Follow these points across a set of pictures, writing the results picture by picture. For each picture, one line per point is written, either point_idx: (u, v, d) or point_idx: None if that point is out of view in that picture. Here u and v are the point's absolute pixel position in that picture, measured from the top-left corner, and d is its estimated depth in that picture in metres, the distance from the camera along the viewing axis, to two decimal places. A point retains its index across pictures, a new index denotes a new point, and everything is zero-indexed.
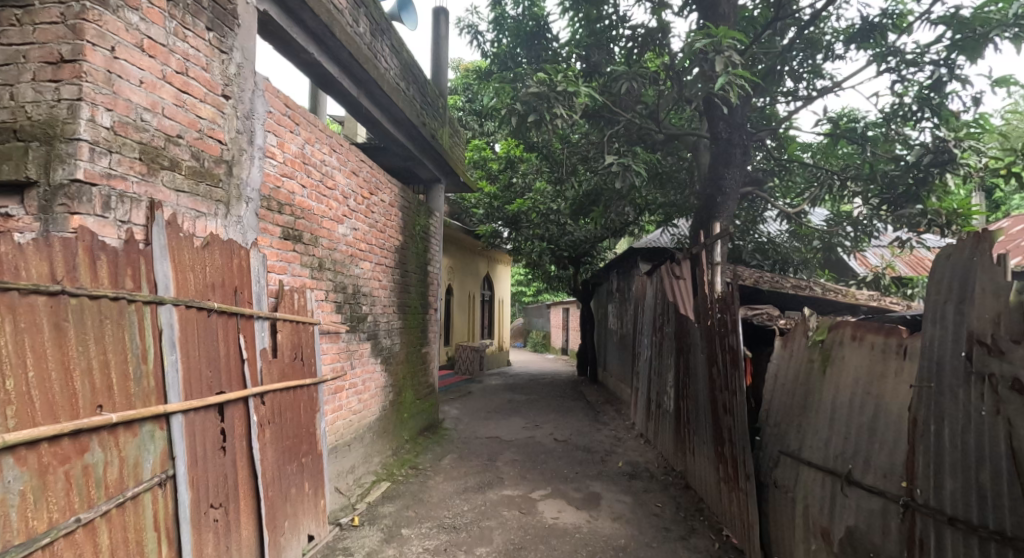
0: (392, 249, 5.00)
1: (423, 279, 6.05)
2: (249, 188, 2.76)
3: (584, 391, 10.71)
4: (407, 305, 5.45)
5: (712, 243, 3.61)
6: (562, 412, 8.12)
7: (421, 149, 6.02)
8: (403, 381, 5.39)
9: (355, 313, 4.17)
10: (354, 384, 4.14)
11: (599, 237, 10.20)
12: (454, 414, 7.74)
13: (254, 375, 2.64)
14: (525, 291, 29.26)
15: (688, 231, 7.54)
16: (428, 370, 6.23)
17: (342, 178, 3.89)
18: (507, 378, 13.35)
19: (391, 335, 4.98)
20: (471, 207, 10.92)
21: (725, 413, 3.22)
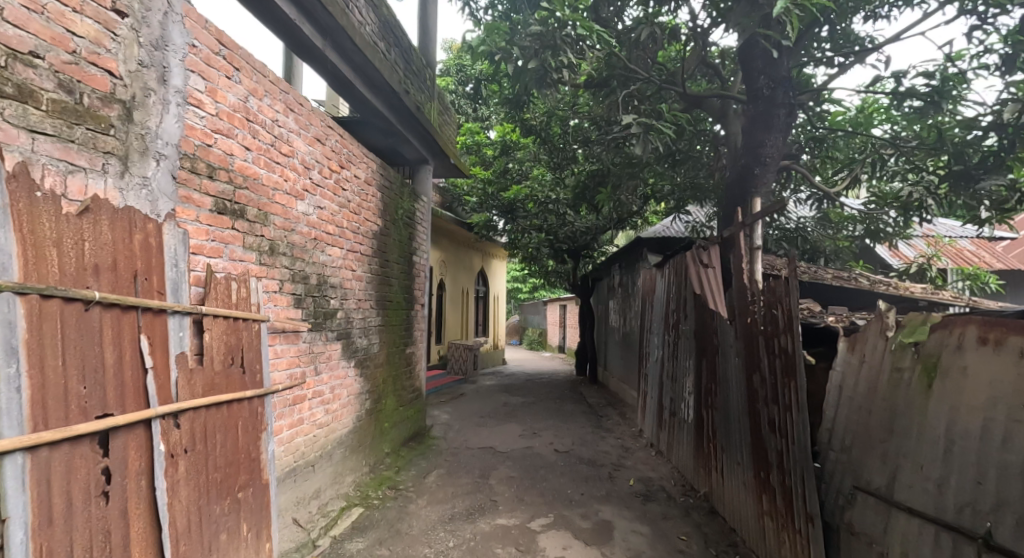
0: (369, 235, 4.34)
1: (408, 271, 5.40)
2: (160, 140, 2.08)
3: (583, 393, 10.11)
4: (388, 299, 4.80)
5: (751, 223, 2.96)
6: (562, 416, 7.50)
7: (406, 123, 5.34)
8: (384, 385, 4.75)
9: (321, 307, 3.52)
10: (320, 392, 3.50)
11: (601, 228, 9.55)
12: (445, 419, 7.11)
13: (164, 389, 1.98)
14: (521, 288, 28.59)
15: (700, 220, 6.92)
16: (414, 371, 5.59)
17: (302, 145, 3.22)
18: (502, 378, 12.71)
19: (368, 334, 4.33)
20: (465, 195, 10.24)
21: (774, 432, 2.59)
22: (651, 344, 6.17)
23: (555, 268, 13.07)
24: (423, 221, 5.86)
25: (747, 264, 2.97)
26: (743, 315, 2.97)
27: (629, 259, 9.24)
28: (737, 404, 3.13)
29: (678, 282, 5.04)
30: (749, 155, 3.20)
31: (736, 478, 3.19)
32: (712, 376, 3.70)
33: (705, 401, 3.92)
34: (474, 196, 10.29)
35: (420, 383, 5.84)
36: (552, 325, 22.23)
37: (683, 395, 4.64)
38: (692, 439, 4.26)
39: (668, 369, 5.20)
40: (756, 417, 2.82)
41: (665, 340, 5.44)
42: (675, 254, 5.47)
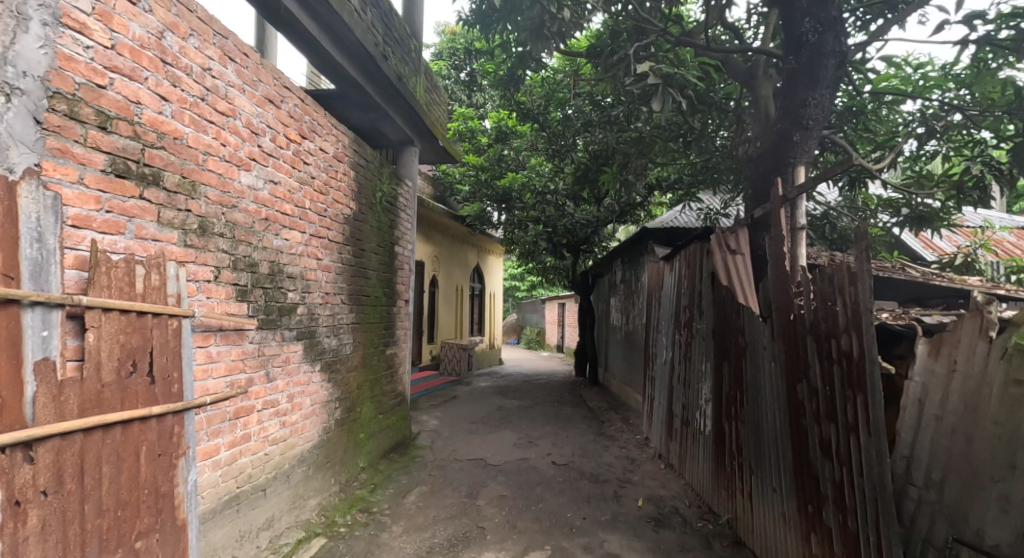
0: (339, 219, 3.79)
1: (389, 263, 4.85)
2: (13, 68, 1.52)
3: (582, 395, 9.57)
4: (364, 293, 4.25)
5: (794, 196, 2.41)
6: (560, 422, 6.97)
7: (387, 97, 4.76)
8: (359, 390, 4.19)
9: (274, 302, 2.97)
10: (272, 401, 2.95)
11: (602, 221, 9.01)
12: (433, 426, 6.58)
13: (10, 411, 1.43)
14: (519, 287, 28.05)
15: (710, 210, 6.39)
16: (397, 373, 5.05)
17: (248, 103, 2.66)
18: (497, 379, 12.18)
19: (337, 333, 3.78)
20: (457, 184, 9.74)
21: (831, 459, 2.04)
22: (658, 344, 5.64)
23: (554, 264, 12.53)
24: (407, 207, 5.31)
25: (789, 246, 2.42)
26: (784, 310, 2.41)
27: (632, 254, 8.70)
28: (773, 418, 2.58)
29: (692, 274, 4.50)
30: (787, 118, 2.66)
31: (769, 508, 2.64)
32: (737, 383, 3.16)
33: (726, 411, 3.38)
34: (467, 185, 9.74)
35: (404, 387, 5.30)
36: (550, 324, 21.70)
37: (698, 402, 4.09)
38: (710, 454, 3.72)
39: (679, 372, 4.66)
40: (802, 436, 2.27)
41: (675, 340, 4.90)
42: (686, 244, 4.94)
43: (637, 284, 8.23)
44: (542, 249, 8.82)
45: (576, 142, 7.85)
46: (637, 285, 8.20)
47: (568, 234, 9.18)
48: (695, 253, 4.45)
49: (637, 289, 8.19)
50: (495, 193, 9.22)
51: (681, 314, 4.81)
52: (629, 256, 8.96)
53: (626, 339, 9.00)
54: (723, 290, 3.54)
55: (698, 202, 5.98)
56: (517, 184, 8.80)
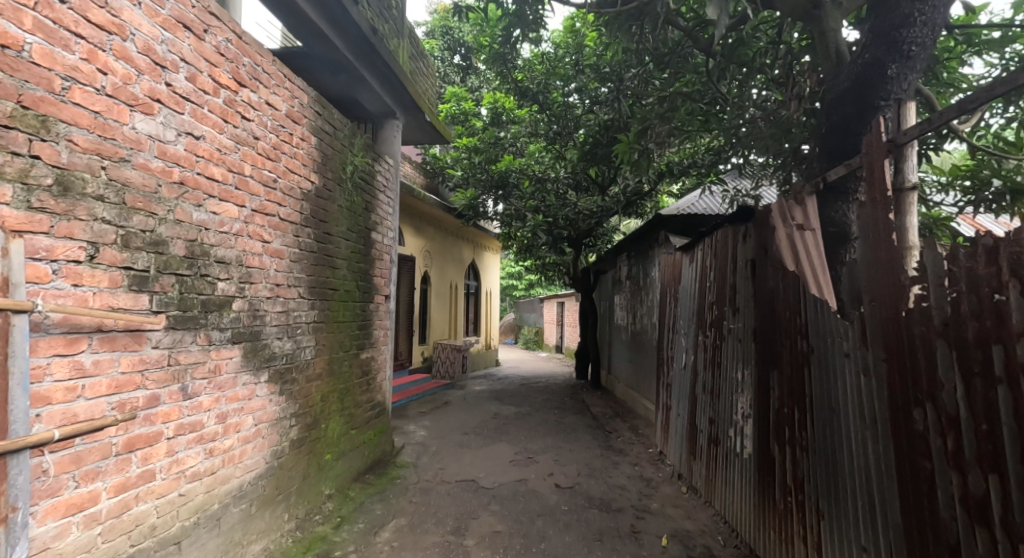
0: (296, 195, 3.10)
1: (364, 252, 4.17)
2: None
3: (585, 400, 8.92)
4: (329, 287, 3.57)
5: (904, 143, 1.71)
6: (562, 433, 6.31)
7: (359, 56, 4.02)
8: (324, 401, 3.52)
9: (196, 294, 2.27)
10: (193, 425, 2.25)
11: (609, 211, 8.31)
12: (420, 438, 5.92)
13: None
14: (517, 285, 27.36)
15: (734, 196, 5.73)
16: (374, 379, 4.37)
17: (146, 21, 1.95)
18: (493, 382, 11.53)
19: (291, 335, 3.10)
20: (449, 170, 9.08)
21: (991, 528, 1.36)
22: (676, 347, 4.98)
23: (554, 260, 11.87)
24: (386, 189, 4.63)
25: (896, 216, 1.73)
26: (888, 305, 1.72)
27: (641, 247, 8.06)
28: (863, 451, 1.90)
29: (722, 266, 3.83)
30: (878, 47, 2.07)
31: None
32: (796, 398, 2.49)
33: (777, 432, 2.71)
34: (459, 170, 9.06)
35: (384, 395, 4.62)
36: (549, 323, 21.03)
37: (732, 418, 3.42)
38: (750, 484, 3.05)
39: (706, 379, 3.98)
40: (921, 484, 1.60)
41: (700, 342, 4.23)
42: (710, 231, 4.27)
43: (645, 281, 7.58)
44: (540, 241, 8.15)
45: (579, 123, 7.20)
46: (646, 281, 7.56)
47: (569, 225, 8.51)
48: (726, 240, 3.78)
49: (646, 285, 7.55)
50: (483, 181, 8.63)
51: (707, 312, 4.14)
52: (637, 250, 8.31)
53: (633, 339, 8.36)
54: (769, 281, 2.87)
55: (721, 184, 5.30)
56: (510, 170, 8.20)
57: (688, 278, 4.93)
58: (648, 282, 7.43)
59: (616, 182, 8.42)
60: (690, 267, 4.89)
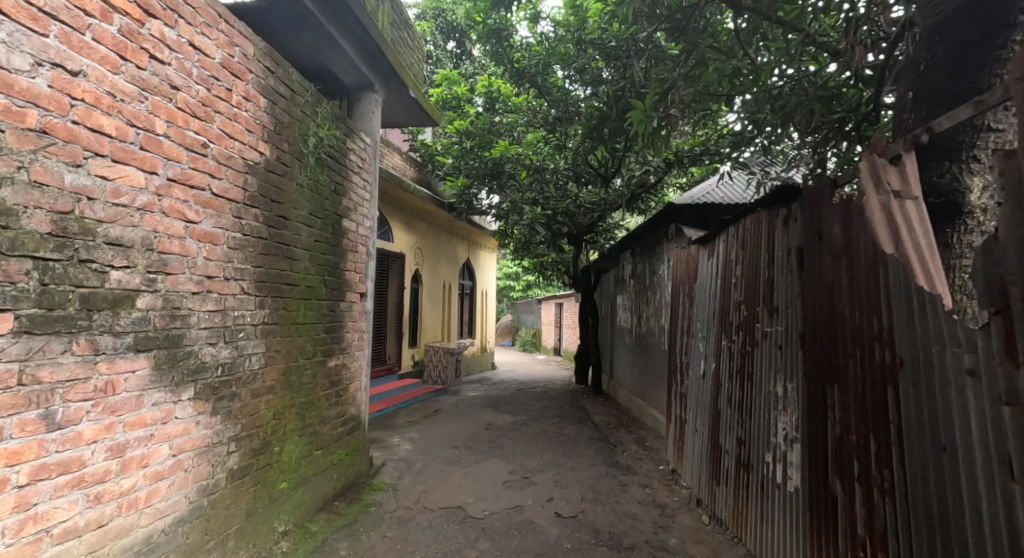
0: (237, 168, 2.52)
1: (331, 242, 3.60)
2: None
3: (586, 408, 8.35)
4: (284, 282, 3.00)
5: None
6: (561, 447, 5.74)
7: (328, 10, 3.36)
8: (277, 419, 2.94)
9: (71, 286, 1.68)
10: (66, 464, 1.66)
11: (613, 204, 7.78)
12: (404, 453, 5.34)
13: None
14: (514, 286, 26.77)
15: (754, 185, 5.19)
16: (343, 389, 3.80)
17: None
18: (489, 387, 10.96)
19: (232, 340, 2.52)
20: (440, 157, 8.48)
21: None
22: (692, 353, 4.42)
23: (552, 259, 11.32)
24: (360, 171, 4.06)
25: None
26: None
27: (647, 243, 7.52)
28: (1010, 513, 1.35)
29: (753, 260, 3.27)
30: None
31: None
32: (871, 427, 1.92)
33: (837, 466, 2.16)
34: (450, 157, 8.46)
35: (357, 407, 4.05)
36: (546, 325, 20.44)
37: (769, 440, 2.86)
38: (796, 525, 2.50)
39: (733, 392, 3.42)
40: None
41: (724, 347, 3.68)
42: (734, 220, 3.71)
43: (652, 279, 7.05)
44: (538, 236, 7.56)
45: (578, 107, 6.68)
46: (654, 280, 7.01)
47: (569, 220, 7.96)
48: (758, 229, 3.22)
49: (652, 284, 7.01)
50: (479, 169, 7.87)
51: (733, 314, 3.58)
52: (642, 246, 7.77)
53: (639, 343, 7.79)
54: (824, 274, 2.30)
55: (743, 166, 4.74)
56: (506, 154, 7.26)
57: (705, 275, 4.37)
58: (655, 280, 6.88)
59: (619, 173, 7.88)
60: (707, 263, 4.33)
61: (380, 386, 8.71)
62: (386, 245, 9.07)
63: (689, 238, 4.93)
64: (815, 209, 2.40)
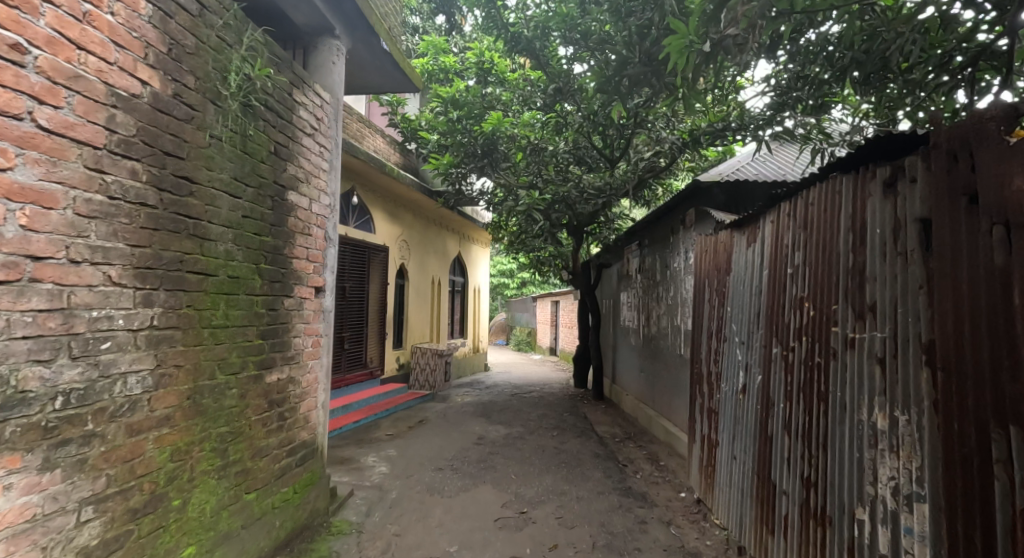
0: (94, 96, 1.69)
1: (271, 220, 2.78)
2: None
3: (587, 417, 7.61)
4: (193, 270, 2.18)
5: None
6: (563, 468, 4.97)
7: None
8: (180, 461, 2.12)
9: None
10: None
11: (616, 191, 7.08)
12: (378, 478, 4.55)
13: None
14: (508, 284, 26.00)
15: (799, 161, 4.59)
16: (287, 410, 2.99)
17: None
18: (481, 392, 10.19)
19: (87, 355, 1.69)
20: (423, 132, 7.64)
21: None
22: (728, 361, 3.65)
23: (550, 253, 10.58)
24: (314, 134, 3.24)
25: None
26: None
27: (658, 233, 6.77)
28: None
29: (826, 243, 2.49)
30: None
31: None
32: None
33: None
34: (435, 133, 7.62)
35: (309, 430, 3.25)
36: (542, 324, 19.66)
37: (860, 488, 2.09)
38: None
39: (796, 416, 2.65)
40: None
41: (778, 357, 2.90)
42: (790, 195, 2.93)
43: (666, 274, 6.30)
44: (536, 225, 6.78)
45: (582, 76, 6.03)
46: (667, 274, 6.26)
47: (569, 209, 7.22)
48: (834, 201, 2.43)
49: (667, 279, 6.25)
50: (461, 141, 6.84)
51: (791, 314, 2.80)
52: (652, 237, 7.03)
53: (649, 346, 7.03)
54: (983, 255, 1.51)
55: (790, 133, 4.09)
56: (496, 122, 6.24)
57: (742, 267, 3.59)
58: (671, 275, 6.12)
59: (625, 156, 7.14)
60: (745, 252, 3.56)
61: (361, 393, 7.91)
62: (367, 237, 8.29)
63: (718, 221, 4.18)
64: (958, 159, 1.61)
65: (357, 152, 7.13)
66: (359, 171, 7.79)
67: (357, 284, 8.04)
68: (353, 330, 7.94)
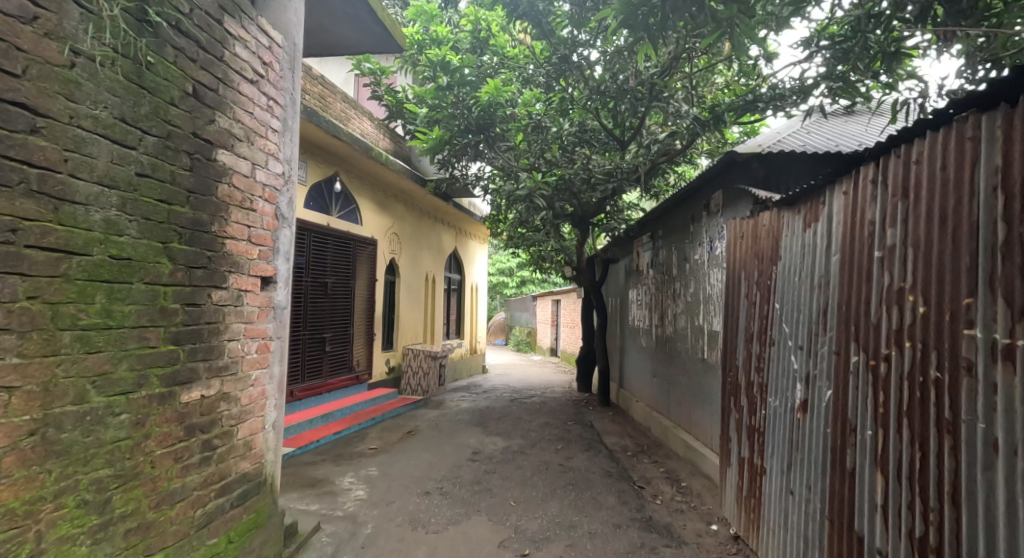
0: None
1: (190, 186, 2.08)
2: None
3: (593, 427, 6.95)
4: (43, 245, 1.49)
5: None
6: (569, 492, 4.30)
7: None
8: (15, 529, 1.44)
9: None
10: None
11: (628, 176, 6.39)
12: (352, 507, 3.88)
13: None
14: (507, 283, 25.33)
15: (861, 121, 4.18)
16: (217, 437, 2.29)
17: None
18: (478, 397, 9.54)
19: None
20: (410, 104, 6.63)
21: None
22: (779, 371, 2.97)
23: (551, 249, 9.92)
24: (258, 82, 2.54)
25: None
26: None
27: (675, 223, 6.11)
28: None
29: (947, 213, 1.80)
30: None
31: None
32: None
33: None
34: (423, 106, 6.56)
35: (253, 459, 2.57)
36: (543, 323, 18.99)
37: None
38: None
39: (893, 450, 1.97)
40: None
41: (860, 368, 2.22)
42: (874, 156, 2.25)
43: (685, 269, 5.63)
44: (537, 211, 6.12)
45: (594, 68, 5.71)
46: (687, 268, 5.59)
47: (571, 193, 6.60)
48: (963, 154, 1.74)
49: (685, 274, 5.60)
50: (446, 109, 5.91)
51: (880, 312, 2.12)
52: (667, 227, 6.37)
53: (665, 349, 6.36)
54: None
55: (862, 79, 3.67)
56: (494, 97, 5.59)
57: (797, 255, 2.91)
58: (691, 268, 5.45)
59: (636, 138, 6.48)
60: (800, 236, 2.87)
61: (346, 400, 7.24)
62: (353, 229, 7.63)
63: (761, 200, 3.50)
64: None
65: (340, 133, 6.46)
66: (344, 156, 7.13)
67: (342, 279, 7.38)
68: (337, 331, 7.27)
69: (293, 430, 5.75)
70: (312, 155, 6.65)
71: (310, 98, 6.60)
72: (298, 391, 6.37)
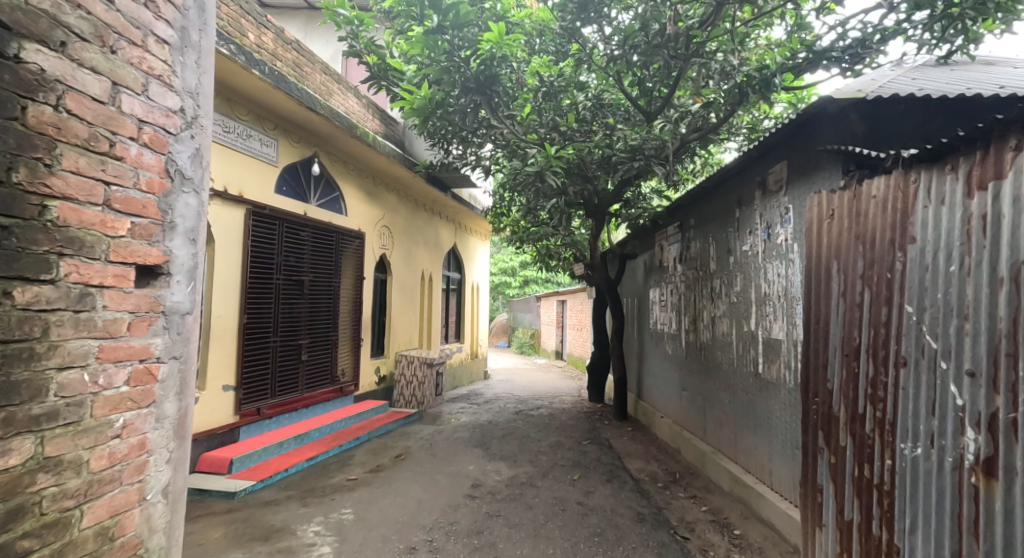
0: None
1: None
2: None
3: (613, 449, 6.02)
4: None
5: None
6: (596, 550, 3.36)
7: None
8: None
9: None
10: None
11: (656, 151, 5.33)
12: None
13: None
14: (510, 284, 24.41)
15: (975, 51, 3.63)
16: (27, 536, 1.35)
17: None
18: (481, 408, 8.62)
19: None
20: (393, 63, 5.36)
21: None
22: (921, 406, 2.03)
23: (561, 244, 9.01)
24: None
25: None
26: None
27: (712, 209, 5.17)
28: None
29: None
30: None
31: None
32: None
33: None
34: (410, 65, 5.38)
35: (117, 554, 1.63)
36: (547, 325, 18.11)
37: None
38: None
39: None
40: None
41: None
42: None
43: (731, 263, 4.70)
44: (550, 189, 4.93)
45: (619, 23, 4.81)
46: (731, 261, 4.70)
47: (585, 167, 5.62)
48: None
49: (730, 269, 4.71)
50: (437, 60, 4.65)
51: None
52: (701, 215, 5.43)
53: (702, 358, 5.43)
54: None
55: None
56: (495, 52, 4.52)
57: (951, 235, 1.97)
58: (738, 262, 4.55)
59: (665, 109, 5.53)
60: (961, 207, 1.92)
61: (327, 417, 6.29)
62: (337, 219, 6.72)
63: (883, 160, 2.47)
64: None
65: (318, 106, 5.56)
66: (325, 134, 6.21)
67: (322, 277, 6.44)
68: (318, 336, 6.35)
69: (257, 457, 4.79)
70: (285, 131, 5.72)
71: (283, 66, 5.66)
72: (268, 407, 5.43)
